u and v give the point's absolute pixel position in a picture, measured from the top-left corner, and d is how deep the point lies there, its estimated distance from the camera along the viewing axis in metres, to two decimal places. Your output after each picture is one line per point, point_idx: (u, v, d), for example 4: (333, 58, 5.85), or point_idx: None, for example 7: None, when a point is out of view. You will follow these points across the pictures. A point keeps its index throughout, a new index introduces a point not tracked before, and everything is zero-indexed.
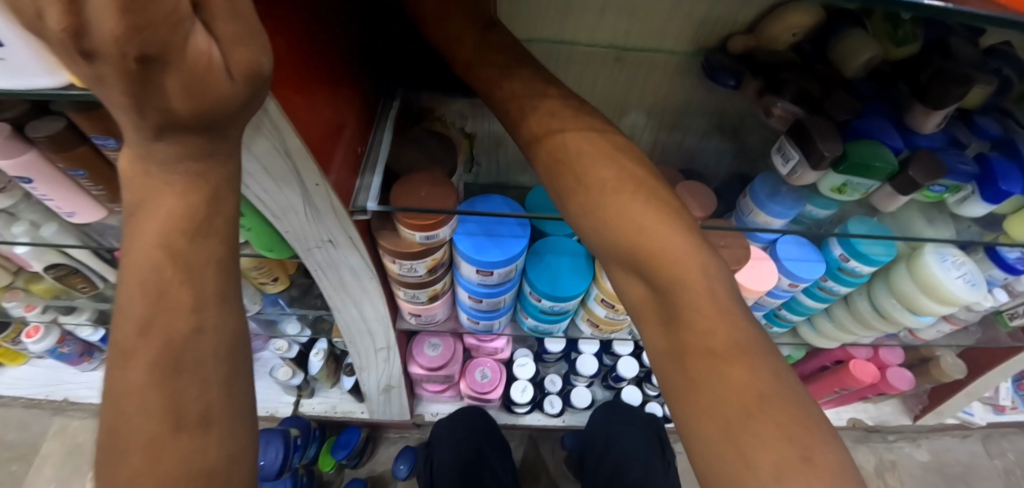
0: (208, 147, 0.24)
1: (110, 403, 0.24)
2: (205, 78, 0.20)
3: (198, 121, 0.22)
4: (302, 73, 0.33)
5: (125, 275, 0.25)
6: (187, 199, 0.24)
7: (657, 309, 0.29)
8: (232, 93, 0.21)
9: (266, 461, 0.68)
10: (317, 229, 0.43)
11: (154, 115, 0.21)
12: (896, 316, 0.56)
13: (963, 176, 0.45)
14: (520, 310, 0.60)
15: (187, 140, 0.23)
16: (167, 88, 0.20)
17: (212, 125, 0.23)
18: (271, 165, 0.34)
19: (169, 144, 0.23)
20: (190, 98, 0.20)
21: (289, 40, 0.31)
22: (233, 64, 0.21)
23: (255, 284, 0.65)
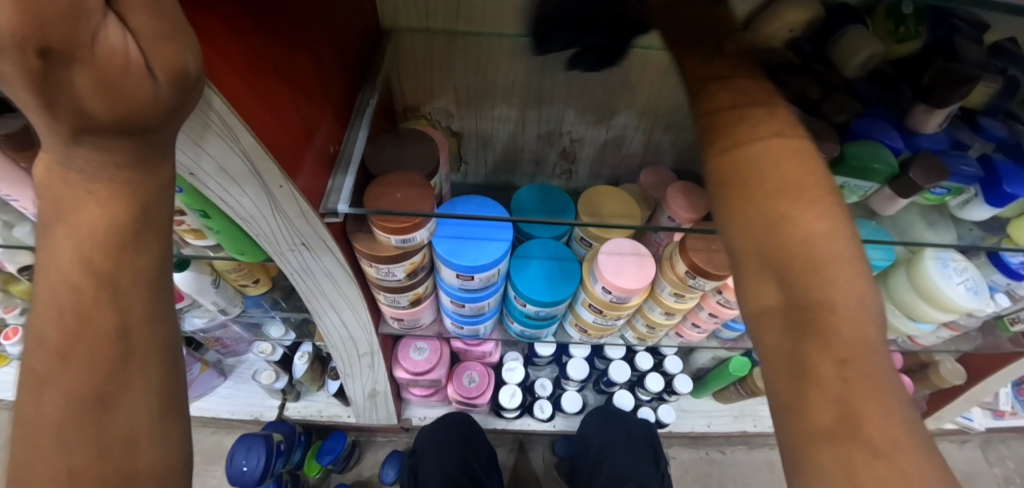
0: (137, 154, 0.23)
1: (26, 431, 0.22)
2: (120, 76, 0.19)
3: (118, 126, 0.21)
4: (256, 68, 0.31)
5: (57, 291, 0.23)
6: (110, 208, 0.23)
7: (780, 308, 0.21)
8: (154, 97, 0.21)
9: (248, 466, 0.67)
10: (288, 232, 0.42)
11: (68, 117, 0.20)
12: (895, 323, 0.54)
13: (965, 178, 0.43)
14: (506, 314, 0.59)
15: (110, 144, 0.22)
16: (78, 88, 0.19)
17: (137, 131, 0.22)
18: (229, 166, 0.33)
19: (88, 147, 0.21)
20: (104, 99, 0.19)
21: (241, 38, 0.29)
22: (154, 63, 0.20)
23: (235, 286, 0.63)
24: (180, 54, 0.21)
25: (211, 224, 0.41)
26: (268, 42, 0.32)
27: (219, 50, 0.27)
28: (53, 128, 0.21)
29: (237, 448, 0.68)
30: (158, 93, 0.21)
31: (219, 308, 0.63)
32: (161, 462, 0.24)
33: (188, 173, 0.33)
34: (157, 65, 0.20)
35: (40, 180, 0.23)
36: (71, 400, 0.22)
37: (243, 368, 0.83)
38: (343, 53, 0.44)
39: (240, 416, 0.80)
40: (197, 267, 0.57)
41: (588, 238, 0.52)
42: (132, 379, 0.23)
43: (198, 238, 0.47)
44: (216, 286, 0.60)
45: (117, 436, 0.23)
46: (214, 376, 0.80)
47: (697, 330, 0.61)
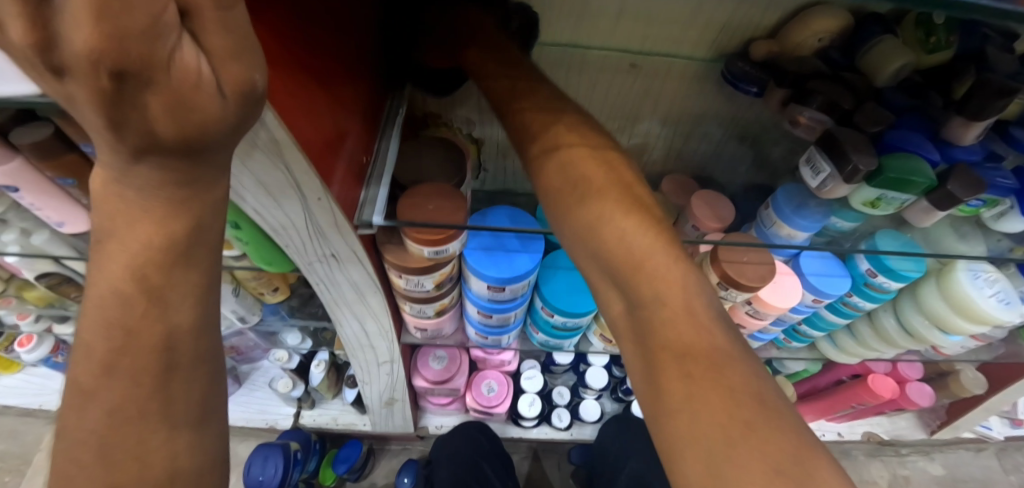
0: (194, 173, 0.22)
1: (83, 448, 0.23)
2: (191, 96, 0.19)
3: (182, 144, 0.21)
4: (297, 79, 0.30)
5: (111, 313, 0.23)
6: (169, 226, 0.23)
7: (624, 310, 0.28)
8: (223, 115, 0.20)
9: (264, 477, 0.66)
10: (319, 243, 0.41)
11: (133, 137, 0.19)
12: (924, 334, 0.53)
13: (1001, 190, 0.42)
14: (530, 324, 0.58)
15: (168, 164, 0.21)
16: (146, 109, 0.18)
17: (198, 148, 0.21)
18: (268, 178, 0.32)
19: (148, 168, 0.21)
20: (175, 120, 0.19)
21: (285, 51, 0.29)
22: (224, 82, 0.20)
23: (254, 294, 0.63)
24: (250, 73, 0.20)
25: (242, 234, 0.41)
26: (309, 53, 0.32)
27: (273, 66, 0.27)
28: (112, 149, 0.20)
29: (253, 457, 0.68)
30: (226, 111, 0.20)
31: (239, 316, 0.63)
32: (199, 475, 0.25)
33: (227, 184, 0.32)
34: (227, 80, 0.20)
35: (97, 199, 0.22)
36: (123, 413, 0.23)
37: (258, 375, 0.82)
38: (372, 61, 0.44)
39: (255, 423, 0.79)
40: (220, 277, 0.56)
41: None
42: (180, 385, 0.24)
43: (226, 249, 0.46)
44: (236, 294, 0.60)
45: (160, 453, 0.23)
46: (229, 384, 0.78)
47: None
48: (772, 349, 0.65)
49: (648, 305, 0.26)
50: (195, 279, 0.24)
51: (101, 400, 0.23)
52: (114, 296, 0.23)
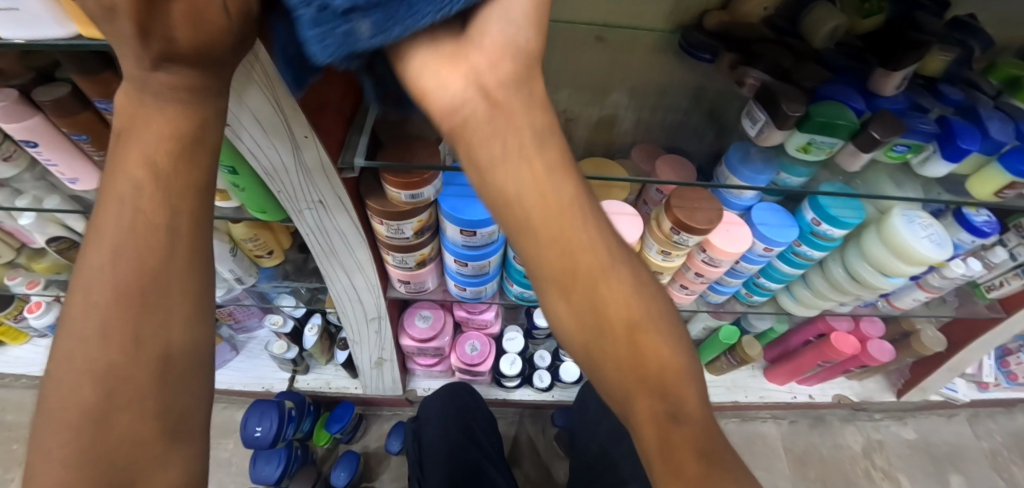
0: (201, 82, 0.27)
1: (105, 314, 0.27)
2: (205, 10, 0.24)
3: (194, 55, 0.25)
4: None
5: (124, 203, 0.27)
6: (176, 123, 0.27)
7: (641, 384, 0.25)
8: (227, 28, 0.25)
9: (261, 431, 0.70)
10: (308, 188, 0.46)
11: (156, 44, 0.25)
12: (869, 279, 0.57)
13: (923, 135, 0.47)
14: (506, 278, 0.62)
15: (181, 74, 0.27)
16: (171, 15, 0.24)
17: (205, 61, 0.26)
18: (262, 115, 0.37)
19: (165, 75, 0.26)
20: (191, 27, 0.24)
21: None
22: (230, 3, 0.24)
23: (251, 257, 0.68)
24: None
25: (239, 180, 0.46)
26: None
27: None
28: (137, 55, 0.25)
29: (250, 413, 0.72)
30: (230, 27, 0.25)
31: (236, 276, 0.67)
32: (195, 351, 0.28)
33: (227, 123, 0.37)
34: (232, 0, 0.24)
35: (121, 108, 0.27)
36: (129, 286, 0.27)
37: (254, 344, 0.86)
38: None
39: (252, 388, 0.83)
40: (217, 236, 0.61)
41: None
42: (177, 270, 0.28)
43: (222, 199, 0.51)
44: (233, 254, 0.64)
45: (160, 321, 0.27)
46: (228, 350, 0.83)
47: (686, 292, 0.64)
48: (736, 304, 0.70)
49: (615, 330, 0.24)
50: (199, 179, 0.29)
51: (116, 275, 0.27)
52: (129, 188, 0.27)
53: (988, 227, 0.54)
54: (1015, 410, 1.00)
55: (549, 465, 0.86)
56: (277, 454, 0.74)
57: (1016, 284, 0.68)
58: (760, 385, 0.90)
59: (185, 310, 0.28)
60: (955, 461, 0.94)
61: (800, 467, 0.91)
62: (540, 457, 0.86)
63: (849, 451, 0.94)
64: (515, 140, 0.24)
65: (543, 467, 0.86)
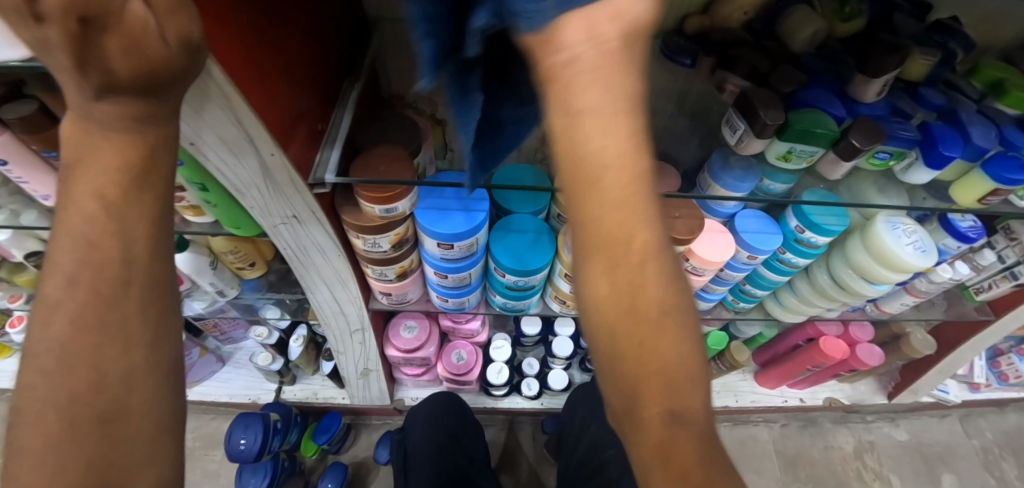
0: (149, 110, 0.26)
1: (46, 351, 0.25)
2: (144, 41, 0.23)
3: (138, 87, 0.25)
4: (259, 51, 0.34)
5: (71, 233, 0.26)
6: (126, 153, 0.26)
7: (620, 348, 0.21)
8: (169, 59, 0.24)
9: (245, 443, 0.69)
10: (281, 204, 0.45)
11: (95, 75, 0.24)
12: (854, 286, 0.57)
13: (904, 142, 0.46)
14: (489, 288, 0.62)
15: (129, 104, 0.26)
16: (108, 52, 0.23)
17: (152, 88, 0.25)
18: (225, 133, 0.36)
19: (111, 105, 0.25)
20: (130, 59, 0.23)
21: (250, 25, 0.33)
22: (167, 30, 0.24)
23: (232, 269, 0.67)
24: (186, 22, 0.25)
25: (210, 197, 0.45)
26: (273, 25, 0.36)
27: (234, 35, 0.31)
28: (77, 89, 0.25)
29: (235, 425, 0.71)
30: (171, 57, 0.24)
31: (217, 289, 0.67)
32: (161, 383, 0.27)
33: (190, 142, 0.36)
34: (169, 30, 0.24)
35: (69, 137, 0.26)
36: (85, 320, 0.26)
37: (241, 354, 0.86)
38: (330, 42, 0.48)
39: (238, 399, 0.83)
40: (196, 249, 0.60)
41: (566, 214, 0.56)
42: (134, 301, 0.27)
43: (196, 214, 0.50)
44: (213, 267, 0.63)
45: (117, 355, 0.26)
46: (214, 362, 0.83)
47: None
48: (724, 311, 0.70)
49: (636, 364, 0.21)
50: (153, 206, 0.28)
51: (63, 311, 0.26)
52: (77, 218, 0.26)
53: (974, 233, 0.54)
54: (1007, 409, 1.00)
55: (539, 472, 0.85)
56: (263, 466, 0.73)
57: (1004, 287, 0.68)
58: (750, 389, 0.89)
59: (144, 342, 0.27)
60: (947, 461, 0.94)
61: (791, 469, 0.91)
62: (530, 464, 0.86)
63: (841, 453, 0.93)
64: (616, 129, 0.20)
65: (533, 474, 0.85)
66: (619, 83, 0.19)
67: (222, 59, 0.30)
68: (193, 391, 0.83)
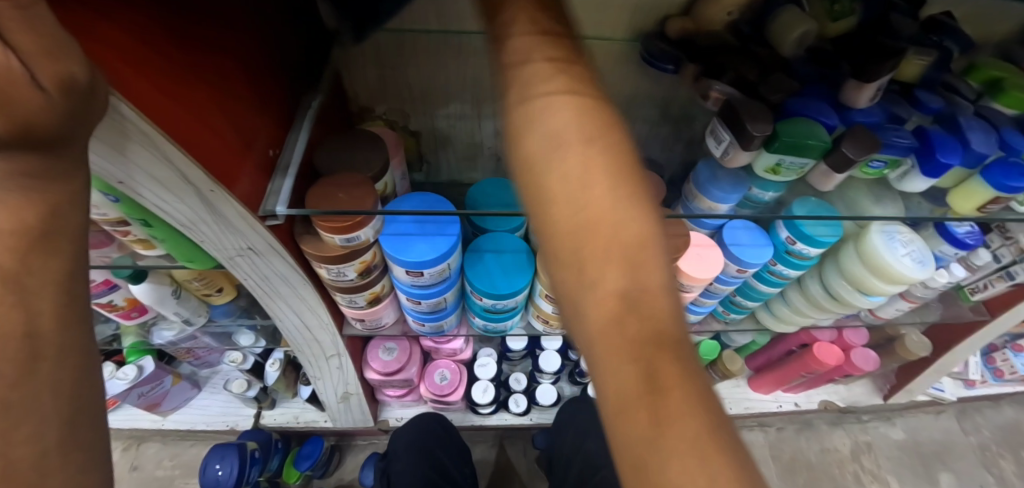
0: (46, 167, 0.23)
1: None
2: (9, 90, 0.19)
3: (24, 141, 0.21)
4: (184, 80, 0.31)
5: None
6: (22, 213, 0.23)
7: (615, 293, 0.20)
8: (49, 108, 0.21)
9: (222, 470, 0.67)
10: (233, 237, 0.42)
11: None
12: (847, 298, 0.54)
13: (900, 150, 0.43)
14: (467, 309, 0.59)
15: (20, 160, 0.22)
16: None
17: (39, 140, 0.22)
18: (155, 172, 0.32)
19: (3, 162, 0.22)
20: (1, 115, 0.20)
21: (166, 53, 0.29)
22: (42, 75, 0.20)
23: (199, 296, 0.63)
24: (67, 64, 0.21)
25: (157, 232, 0.42)
26: (201, 50, 0.32)
27: (143, 69, 0.28)
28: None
29: (211, 455, 0.69)
30: (54, 106, 0.21)
31: (184, 318, 0.63)
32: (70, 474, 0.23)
33: (118, 182, 0.33)
34: (44, 73, 0.20)
35: None
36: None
37: (217, 378, 0.83)
38: (282, 58, 0.44)
39: (216, 426, 0.79)
40: (157, 278, 0.57)
41: None
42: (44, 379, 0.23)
43: (146, 248, 0.47)
44: (177, 295, 0.60)
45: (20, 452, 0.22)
46: (188, 389, 0.80)
47: None
48: (714, 322, 0.67)
49: (620, 281, 0.21)
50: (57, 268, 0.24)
51: None
52: None
53: (970, 239, 0.52)
54: (1000, 403, 0.99)
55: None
56: None
57: (1000, 287, 0.66)
58: (745, 396, 0.87)
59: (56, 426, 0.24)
60: (944, 459, 0.93)
61: (788, 475, 0.89)
62: (521, 480, 0.84)
63: (839, 456, 0.92)
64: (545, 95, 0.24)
65: None
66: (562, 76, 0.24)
67: (129, 97, 0.27)
68: (169, 418, 0.80)
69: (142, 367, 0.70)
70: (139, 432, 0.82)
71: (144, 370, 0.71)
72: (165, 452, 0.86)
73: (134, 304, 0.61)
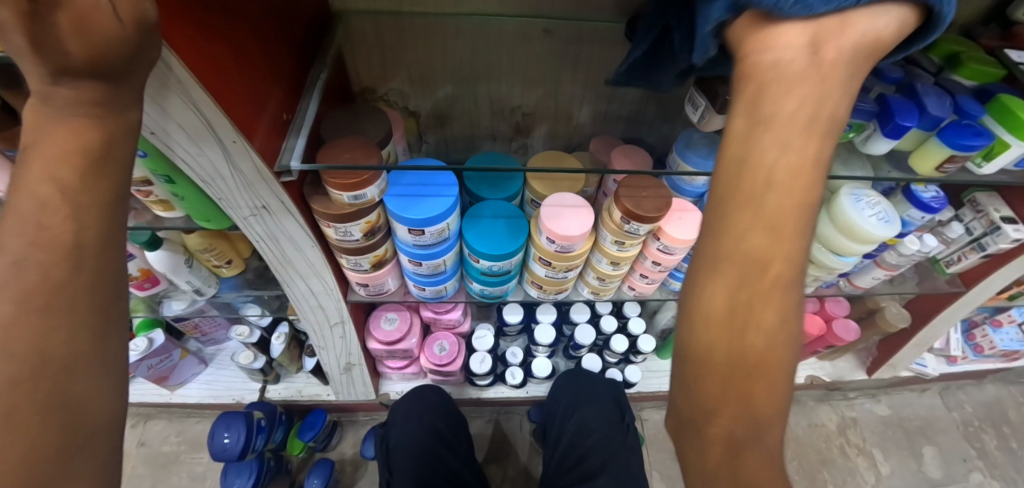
0: (109, 96, 0.26)
1: None
2: (95, 19, 0.23)
3: (96, 70, 0.25)
4: (211, 38, 0.34)
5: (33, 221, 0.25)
6: (82, 135, 0.25)
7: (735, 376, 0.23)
8: (124, 38, 0.24)
9: (229, 440, 0.69)
10: (248, 195, 0.45)
11: (51, 56, 0.23)
12: (823, 260, 0.58)
13: (863, 114, 0.47)
14: (466, 275, 0.62)
15: (87, 88, 0.25)
16: (60, 29, 0.23)
17: (112, 72, 0.25)
18: (185, 122, 0.36)
19: (68, 90, 0.25)
20: (84, 38, 0.23)
21: (198, 12, 0.33)
22: (121, 10, 0.24)
23: (209, 267, 0.66)
24: (140, 4, 0.24)
25: (177, 190, 0.45)
26: (223, 12, 0.36)
27: (181, 23, 0.31)
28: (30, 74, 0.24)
29: (218, 423, 0.71)
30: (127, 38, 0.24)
31: (195, 288, 0.66)
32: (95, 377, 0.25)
33: (150, 133, 0.36)
34: (123, 9, 0.24)
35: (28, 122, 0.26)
36: (27, 306, 0.24)
37: (223, 355, 0.85)
38: (289, 31, 0.48)
39: (222, 400, 0.82)
40: (171, 246, 0.60)
41: (537, 200, 0.56)
42: (83, 285, 0.25)
43: (164, 209, 0.50)
44: (189, 265, 0.63)
45: (59, 350, 0.24)
46: (196, 364, 0.83)
47: (646, 281, 0.63)
48: None
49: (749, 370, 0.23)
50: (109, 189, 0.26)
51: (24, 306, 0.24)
52: (38, 207, 0.25)
53: (936, 203, 0.55)
54: (984, 381, 1.02)
55: (527, 462, 0.86)
56: (247, 466, 0.72)
57: (972, 259, 0.69)
58: None
59: (93, 330, 0.25)
60: (929, 434, 0.96)
61: None
62: (518, 453, 0.87)
63: (825, 430, 0.95)
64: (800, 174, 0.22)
65: (521, 463, 0.86)
66: (823, 91, 0.21)
67: (171, 45, 0.30)
68: (177, 393, 0.82)
69: (153, 339, 0.73)
70: (148, 407, 0.84)
71: (155, 342, 0.73)
72: (172, 428, 0.88)
73: (147, 274, 0.64)
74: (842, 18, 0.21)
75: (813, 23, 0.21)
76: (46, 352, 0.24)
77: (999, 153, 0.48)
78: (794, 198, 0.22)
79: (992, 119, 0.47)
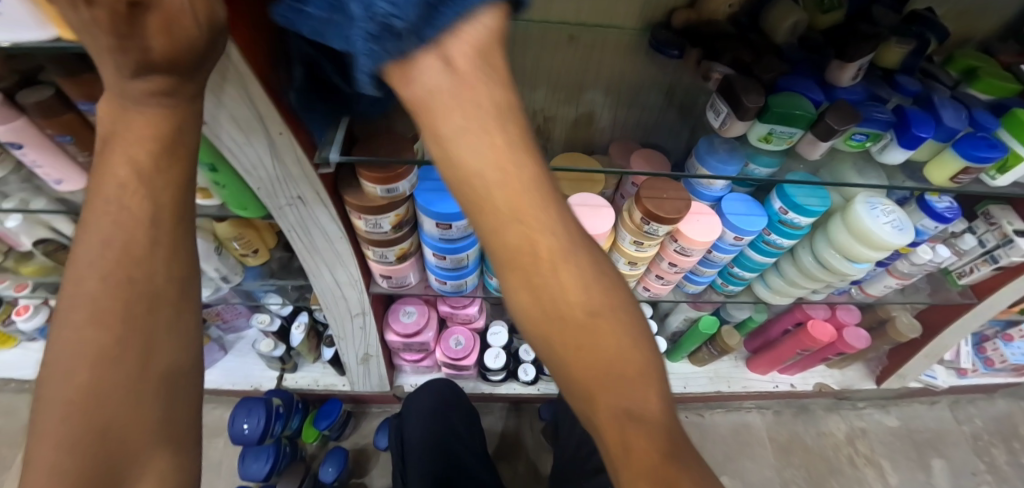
0: (179, 89, 0.28)
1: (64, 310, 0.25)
2: (177, 21, 0.25)
3: (171, 67, 0.26)
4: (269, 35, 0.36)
5: (110, 204, 0.27)
6: (155, 123, 0.27)
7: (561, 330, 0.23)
8: (198, 37, 0.26)
9: (248, 426, 0.71)
10: (286, 185, 0.47)
11: (134, 57, 0.25)
12: (836, 266, 0.59)
13: (880, 124, 0.48)
14: (486, 271, 0.64)
15: (160, 82, 0.27)
16: (144, 31, 0.24)
17: (185, 71, 0.27)
18: (238, 113, 0.38)
19: (146, 84, 0.27)
20: (164, 36, 0.25)
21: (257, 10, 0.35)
22: (198, 13, 0.26)
23: (236, 256, 0.68)
24: (214, 7, 0.26)
25: (219, 178, 0.47)
26: None
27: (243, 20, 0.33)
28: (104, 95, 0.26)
29: (238, 410, 0.73)
30: (201, 39, 0.26)
31: (222, 276, 0.68)
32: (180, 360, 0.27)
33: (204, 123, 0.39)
34: (201, 14, 0.26)
35: (107, 112, 0.28)
36: (105, 280, 0.26)
37: (243, 343, 0.88)
38: None
39: (241, 386, 0.84)
40: (203, 234, 0.62)
41: None
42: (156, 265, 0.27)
43: (204, 197, 0.52)
44: (218, 253, 0.65)
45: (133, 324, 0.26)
46: (217, 350, 0.85)
47: (662, 282, 0.65)
48: (713, 294, 0.72)
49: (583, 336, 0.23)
50: (179, 176, 0.29)
51: (106, 284, 0.26)
52: (114, 192, 0.27)
53: (950, 213, 0.56)
54: (995, 396, 1.02)
55: (536, 460, 0.87)
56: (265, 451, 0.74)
57: (985, 270, 0.70)
58: (742, 376, 0.92)
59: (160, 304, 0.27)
60: (937, 446, 0.96)
61: (784, 455, 0.93)
62: (527, 449, 0.88)
63: (833, 439, 0.95)
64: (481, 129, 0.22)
65: (530, 460, 0.87)
66: (474, 98, 0.22)
67: (235, 41, 0.32)
68: None
69: None
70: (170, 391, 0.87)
71: None
72: None
73: None
74: (457, 35, 0.23)
75: (436, 47, 0.23)
76: (127, 321, 0.26)
77: (1013, 166, 0.49)
78: (514, 186, 0.23)
79: (1006, 133, 0.49)
